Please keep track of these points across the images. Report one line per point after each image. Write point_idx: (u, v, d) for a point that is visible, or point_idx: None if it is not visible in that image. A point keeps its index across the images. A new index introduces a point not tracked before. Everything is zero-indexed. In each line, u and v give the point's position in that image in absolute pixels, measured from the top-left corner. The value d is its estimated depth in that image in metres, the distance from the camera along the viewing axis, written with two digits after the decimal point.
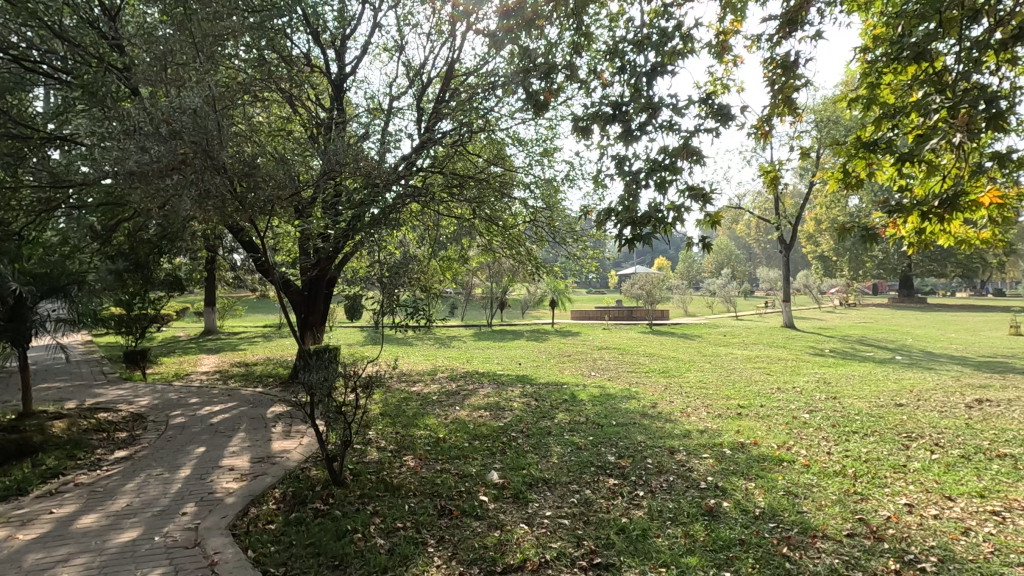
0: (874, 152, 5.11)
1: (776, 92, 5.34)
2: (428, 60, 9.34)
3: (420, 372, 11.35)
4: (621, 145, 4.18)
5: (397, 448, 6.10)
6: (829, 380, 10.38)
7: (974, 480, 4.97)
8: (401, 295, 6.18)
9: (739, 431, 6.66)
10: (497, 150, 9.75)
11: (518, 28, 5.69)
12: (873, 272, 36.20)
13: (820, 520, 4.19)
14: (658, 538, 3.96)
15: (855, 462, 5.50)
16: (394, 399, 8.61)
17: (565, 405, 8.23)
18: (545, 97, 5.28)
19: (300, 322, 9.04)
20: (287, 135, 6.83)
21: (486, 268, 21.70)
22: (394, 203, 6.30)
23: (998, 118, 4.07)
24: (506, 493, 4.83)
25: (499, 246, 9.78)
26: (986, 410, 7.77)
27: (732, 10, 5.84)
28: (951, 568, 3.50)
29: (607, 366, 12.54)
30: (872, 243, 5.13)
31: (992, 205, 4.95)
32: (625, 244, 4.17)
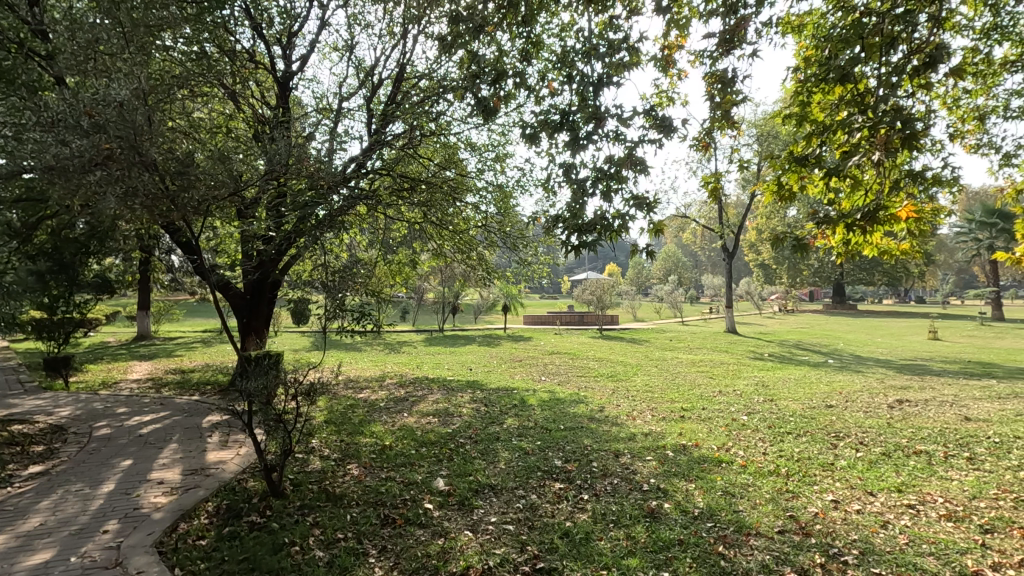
0: (805, 166, 5.39)
1: (716, 108, 5.57)
2: (379, 61, 9.20)
3: (368, 378, 11.12)
4: (568, 153, 4.24)
5: (341, 456, 5.95)
6: (766, 382, 10.87)
7: (893, 476, 5.30)
8: (349, 299, 6.04)
9: (682, 433, 6.86)
10: (449, 153, 9.73)
11: (467, 34, 5.67)
12: (809, 281, 38.28)
13: (754, 518, 4.35)
14: (600, 541, 4.01)
15: (788, 462, 5.76)
16: (339, 406, 8.40)
17: (515, 410, 8.25)
18: (494, 104, 5.26)
19: (242, 327, 8.66)
20: (230, 133, 6.56)
21: (439, 272, 21.59)
22: (341, 205, 6.16)
23: (912, 138, 4.37)
24: (452, 500, 4.78)
25: (449, 250, 9.73)
26: (905, 409, 8.32)
27: (677, 26, 6.05)
28: (871, 560, 3.71)
29: (558, 370, 12.68)
30: (803, 252, 5.39)
31: (910, 219, 5.31)
32: (571, 250, 4.23)
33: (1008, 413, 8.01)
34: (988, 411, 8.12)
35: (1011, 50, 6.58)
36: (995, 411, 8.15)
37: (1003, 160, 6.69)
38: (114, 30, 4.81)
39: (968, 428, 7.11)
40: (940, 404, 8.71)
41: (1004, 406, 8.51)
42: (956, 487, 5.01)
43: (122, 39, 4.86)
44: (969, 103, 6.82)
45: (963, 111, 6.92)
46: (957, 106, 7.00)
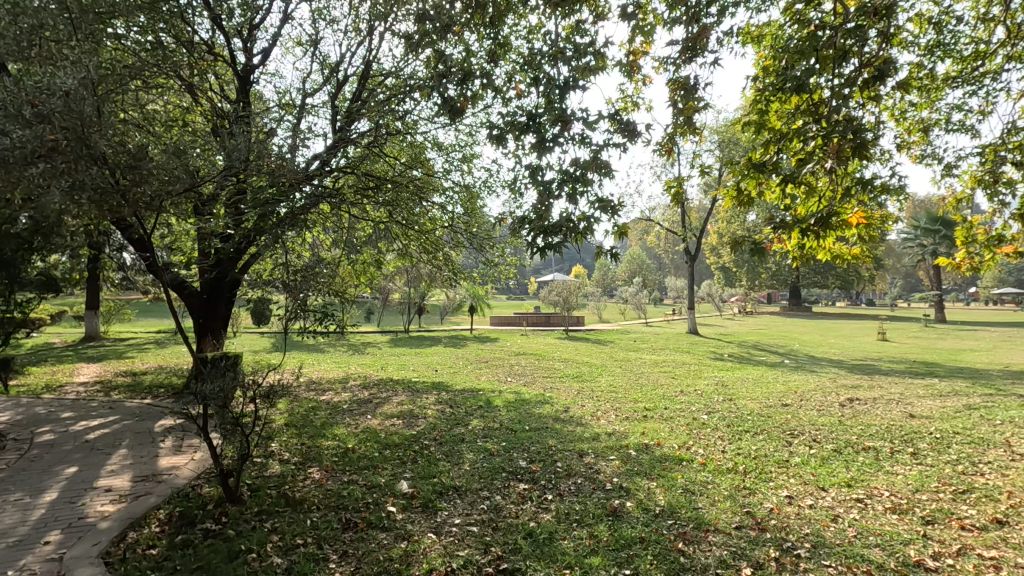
0: (762, 172, 5.56)
1: (679, 114, 5.70)
2: (344, 57, 9.03)
3: (330, 380, 10.89)
4: (534, 154, 4.25)
5: (302, 460, 5.81)
6: (726, 382, 11.16)
7: (843, 472, 5.51)
8: (312, 299, 5.90)
9: (644, 432, 6.98)
10: (416, 153, 9.65)
11: (433, 33, 5.63)
12: (767, 283, 39.54)
13: (713, 515, 4.46)
14: (564, 541, 4.04)
15: (745, 459, 5.92)
16: (301, 409, 8.20)
17: (480, 411, 8.24)
18: (461, 104, 5.23)
19: (198, 327, 8.36)
20: (186, 127, 6.34)
21: (405, 272, 21.37)
22: (303, 203, 6.02)
23: (862, 148, 4.57)
24: (415, 503, 4.73)
25: (415, 250, 9.63)
26: (855, 407, 8.67)
27: (642, 32, 6.15)
28: (822, 553, 3.85)
29: (523, 371, 12.71)
30: (761, 256, 5.55)
31: (861, 225, 5.54)
32: (537, 251, 4.24)
33: (949, 410, 8.44)
34: (931, 409, 8.55)
35: (952, 66, 6.95)
36: (937, 408, 8.58)
37: (945, 170, 7.05)
38: (61, 16, 4.58)
39: (913, 425, 7.46)
40: (887, 402, 9.12)
41: (945, 404, 8.97)
42: (901, 481, 5.26)
43: (69, 25, 4.63)
44: (914, 115, 7.17)
45: (909, 123, 7.26)
46: (904, 119, 7.34)
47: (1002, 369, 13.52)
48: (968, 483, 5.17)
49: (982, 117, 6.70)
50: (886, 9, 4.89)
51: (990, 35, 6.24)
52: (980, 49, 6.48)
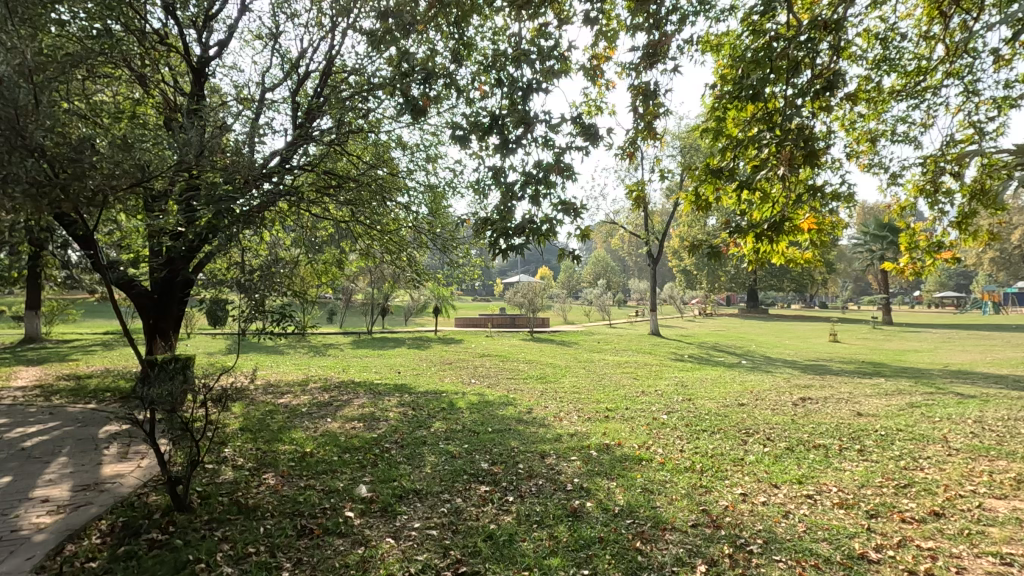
0: (719, 178, 5.70)
1: (640, 119, 5.78)
2: (305, 52, 8.83)
3: (289, 383, 10.61)
4: (497, 155, 4.23)
5: (256, 465, 5.63)
6: (685, 383, 11.40)
7: (795, 469, 5.69)
8: (270, 299, 5.73)
9: (606, 433, 7.06)
10: (379, 152, 9.51)
11: (396, 30, 5.56)
12: (727, 286, 40.67)
13: (670, 513, 4.54)
14: (523, 542, 4.04)
15: (702, 458, 6.05)
16: (257, 412, 7.95)
17: (443, 413, 8.16)
18: (424, 103, 5.13)
19: (148, 328, 8.02)
20: (135, 119, 6.06)
21: (368, 272, 21.05)
22: (261, 201, 5.84)
23: (812, 156, 4.75)
24: (374, 507, 4.64)
25: (378, 251, 9.49)
26: (807, 406, 8.99)
27: (605, 37, 6.22)
28: (773, 548, 3.95)
29: (487, 373, 12.67)
30: (718, 259, 5.68)
31: (812, 230, 5.75)
32: (499, 253, 4.22)
33: (893, 408, 8.84)
34: (877, 407, 8.93)
35: (897, 81, 7.29)
36: (882, 406, 8.97)
37: (890, 179, 7.38)
38: None
39: (860, 422, 7.78)
40: (837, 401, 9.49)
41: (889, 402, 9.39)
42: (848, 477, 5.46)
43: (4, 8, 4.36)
44: (862, 126, 7.48)
45: (857, 133, 7.58)
46: (853, 129, 7.65)
47: (942, 369, 14.25)
48: (909, 477, 5.42)
49: (923, 129, 7.05)
50: (835, 24, 5.09)
51: (931, 52, 6.57)
52: (922, 65, 6.82)
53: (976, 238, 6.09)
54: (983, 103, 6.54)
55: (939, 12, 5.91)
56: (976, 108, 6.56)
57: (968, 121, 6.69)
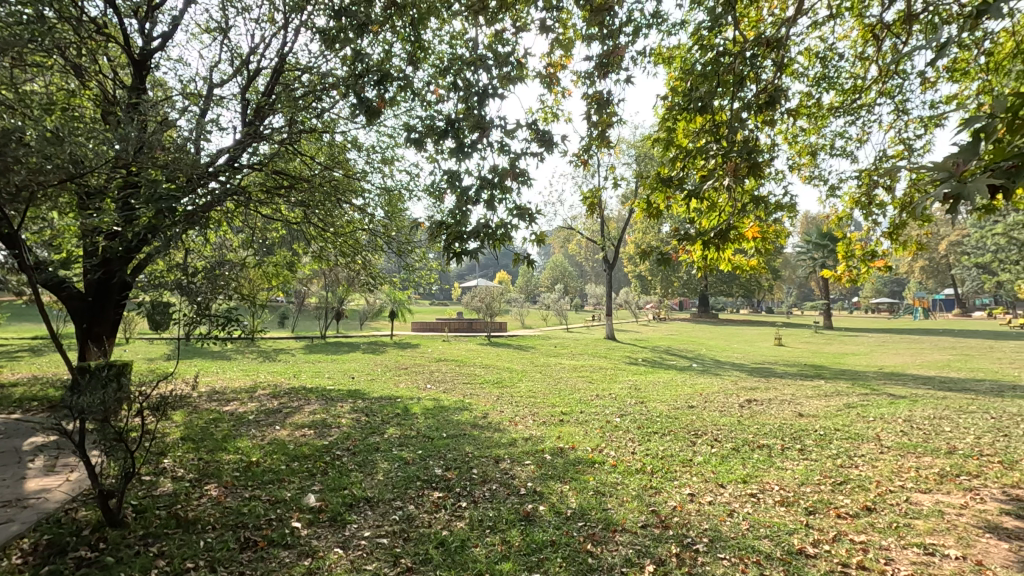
0: (669, 187, 5.84)
1: (594, 127, 5.88)
2: (256, 48, 8.55)
3: (236, 389, 10.21)
4: (452, 159, 4.12)
5: (198, 476, 5.38)
6: (639, 386, 11.66)
7: (740, 469, 5.89)
8: (216, 302, 5.51)
9: (560, 436, 7.12)
10: (333, 152, 9.32)
11: (350, 30, 5.45)
12: (679, 292, 41.84)
13: (621, 515, 4.61)
14: (476, 548, 4.01)
15: (653, 460, 6.18)
16: (200, 421, 7.62)
17: (397, 419, 8.03)
18: (378, 105, 4.95)
19: (79, 333, 7.55)
20: (69, 111, 5.72)
21: (322, 275, 20.57)
22: (206, 200, 5.61)
23: (755, 168, 4.95)
24: (323, 517, 4.51)
25: (332, 253, 9.29)
26: (753, 408, 9.33)
27: (561, 46, 6.30)
28: (718, 546, 4.08)
29: (443, 378, 12.57)
30: (668, 266, 5.81)
31: (757, 239, 5.97)
32: (453, 258, 4.17)
33: (832, 408, 9.29)
34: (817, 408, 9.37)
35: (835, 98, 7.68)
36: (822, 407, 9.42)
37: (829, 191, 7.76)
38: None
39: (801, 422, 8.13)
40: (780, 403, 9.91)
41: (828, 403, 9.86)
42: (789, 475, 5.70)
43: None
44: (804, 139, 7.85)
45: (799, 147, 7.94)
46: (795, 142, 8.02)
47: (876, 371, 15.10)
48: (845, 475, 5.69)
49: (859, 144, 7.46)
50: (777, 42, 5.33)
51: (865, 71, 6.96)
52: (858, 84, 7.22)
53: (905, 248, 6.47)
54: (912, 122, 6.98)
55: (873, 35, 6.27)
56: (905, 126, 6.99)
57: (899, 138, 7.12)
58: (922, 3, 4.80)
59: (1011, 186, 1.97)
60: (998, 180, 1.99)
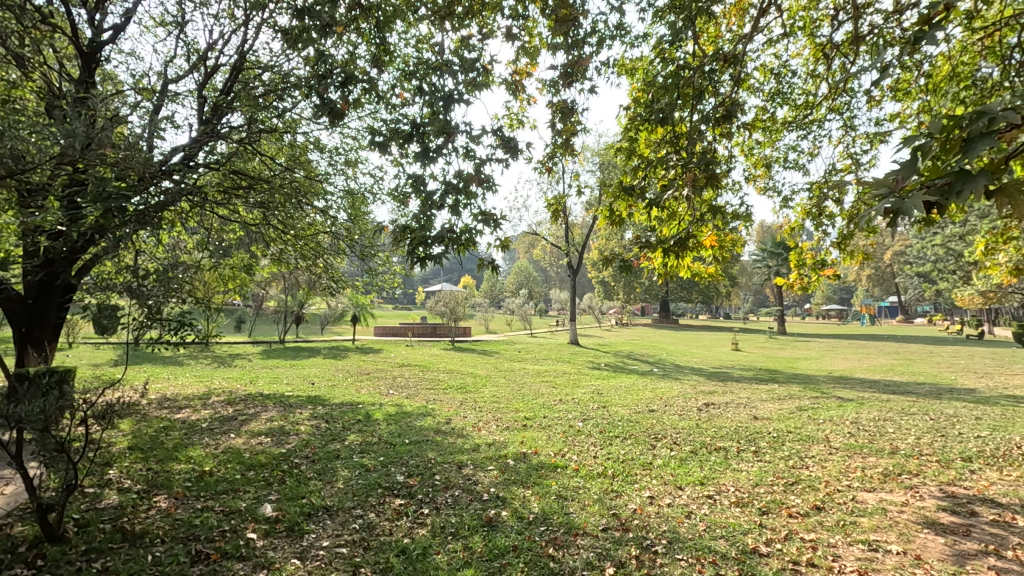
0: (631, 196, 5.95)
1: (559, 134, 5.96)
2: (214, 44, 8.31)
3: (188, 396, 9.84)
4: (417, 163, 4.09)
5: (146, 487, 5.16)
6: (601, 391, 11.79)
7: (698, 471, 6.04)
8: (168, 306, 5.31)
9: (523, 441, 7.14)
10: (294, 153, 9.12)
11: (313, 30, 5.36)
12: (641, 298, 42.66)
13: (582, 519, 4.66)
14: (437, 555, 3.99)
15: (614, 463, 6.27)
16: (149, 429, 7.31)
17: (358, 425, 7.90)
18: (342, 107, 4.87)
19: (17, 337, 7.10)
20: (8, 103, 5.41)
21: (281, 278, 20.10)
22: (159, 199, 5.40)
23: (713, 179, 5.10)
24: (279, 527, 4.40)
25: (292, 256, 9.08)
26: (710, 411, 9.59)
27: (527, 54, 6.37)
28: (676, 548, 4.17)
29: (407, 383, 12.43)
30: (629, 273, 5.91)
31: (715, 247, 6.14)
32: (417, 262, 4.13)
33: (784, 411, 9.63)
34: (771, 411, 9.70)
35: (788, 112, 8.00)
36: (776, 410, 9.75)
37: (782, 202, 8.07)
38: None
39: (756, 426, 8.40)
40: (737, 406, 10.21)
41: (781, 406, 10.23)
42: (744, 476, 5.88)
43: None
44: (759, 152, 8.15)
45: (755, 159, 8.24)
46: (751, 154, 8.32)
47: (827, 374, 15.76)
48: (796, 476, 5.91)
49: (810, 158, 7.78)
50: (734, 58, 5.53)
51: (817, 88, 7.28)
52: (810, 100, 7.55)
53: (852, 258, 6.78)
54: (859, 138, 7.34)
55: (824, 54, 6.57)
56: (853, 141, 7.35)
57: (847, 153, 7.47)
58: (869, 26, 5.07)
59: (944, 203, 2.08)
60: (932, 197, 2.11)
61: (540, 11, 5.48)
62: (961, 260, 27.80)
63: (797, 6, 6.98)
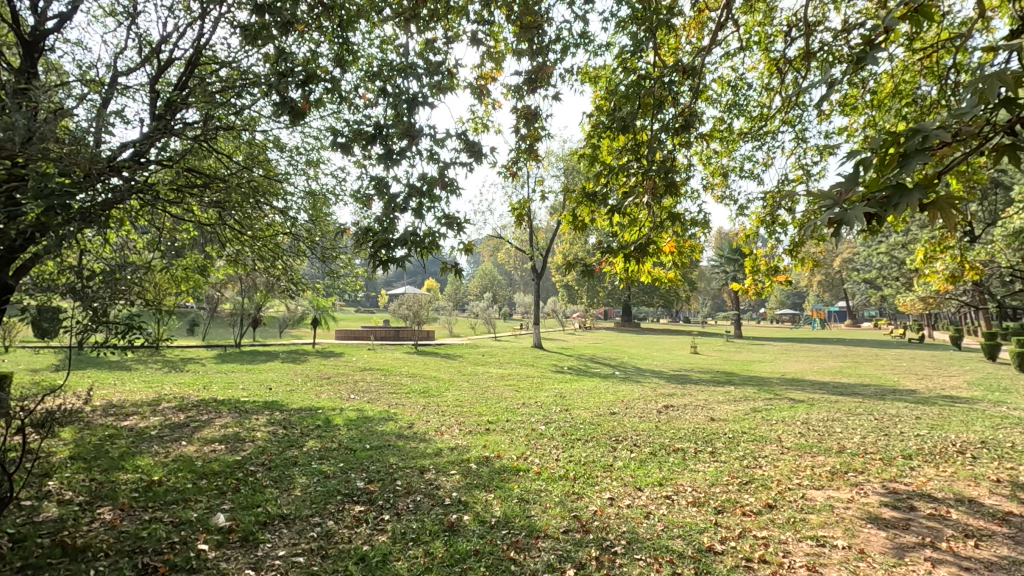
0: (594, 202, 6.05)
1: (523, 139, 6.02)
2: (168, 37, 8.01)
3: (136, 403, 9.43)
4: (380, 166, 4.05)
5: (89, 499, 4.91)
6: (564, 394, 11.90)
7: (657, 472, 6.17)
8: (115, 308, 5.08)
9: (485, 445, 7.14)
10: (252, 151, 8.87)
11: (274, 27, 5.23)
12: (603, 302, 43.28)
13: (544, 521, 4.70)
14: (398, 561, 3.95)
15: (575, 466, 6.35)
16: (93, 438, 6.96)
17: (317, 431, 7.74)
18: (303, 106, 4.76)
19: None
20: None
21: (237, 280, 19.50)
22: (108, 195, 5.16)
23: (672, 187, 5.25)
24: (233, 537, 4.26)
25: (250, 258, 8.84)
26: (669, 413, 9.81)
27: (492, 59, 6.41)
28: (635, 547, 4.26)
29: (368, 387, 12.22)
30: (591, 277, 6.00)
31: (675, 253, 6.31)
32: (379, 266, 4.08)
33: (740, 413, 9.94)
34: (727, 412, 9.98)
35: (744, 123, 8.29)
36: (732, 412, 10.03)
37: (738, 210, 8.35)
38: None
39: (712, 427, 8.65)
40: (694, 408, 10.48)
41: (737, 408, 10.56)
42: (701, 476, 6.05)
43: None
44: (716, 161, 8.41)
45: (712, 167, 8.49)
46: (709, 163, 8.58)
47: (780, 377, 16.36)
48: (749, 475, 6.11)
49: (764, 168, 8.08)
50: (693, 70, 5.70)
51: (770, 101, 7.58)
52: (764, 112, 7.85)
53: (803, 264, 7.08)
54: (809, 149, 7.68)
55: (778, 69, 6.84)
56: (804, 153, 7.68)
57: (798, 164, 7.80)
58: (818, 43, 5.31)
59: (882, 214, 2.22)
60: (873, 209, 2.23)
61: (505, 16, 5.53)
62: (904, 267, 29.29)
63: (753, 21, 7.26)
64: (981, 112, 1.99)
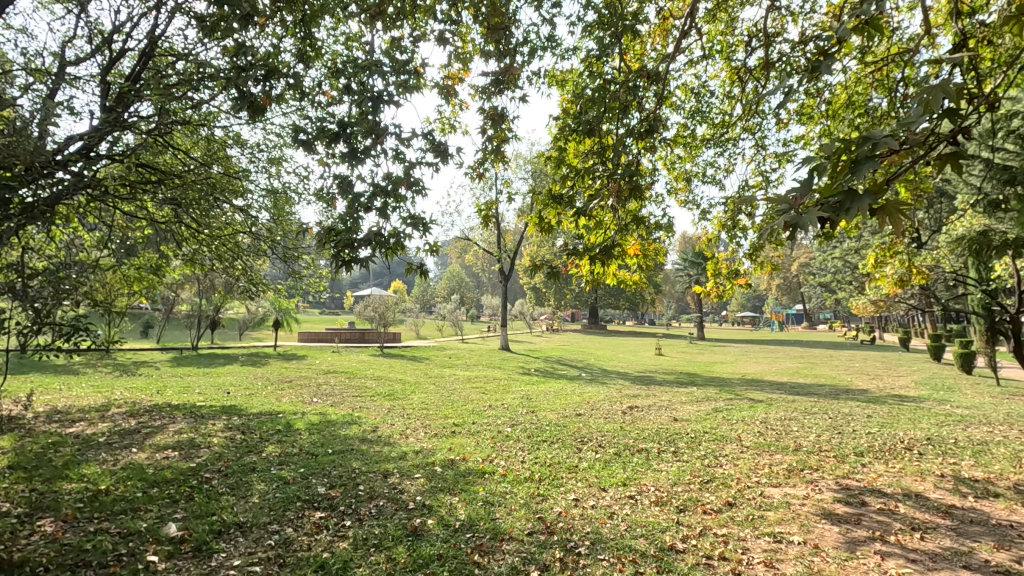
0: (560, 204, 6.06)
1: (490, 141, 5.99)
2: (120, 26, 7.66)
3: (84, 408, 8.97)
4: (344, 164, 3.96)
5: (28, 511, 4.63)
6: (530, 396, 11.91)
7: (621, 473, 6.23)
8: (61, 308, 4.82)
9: (450, 448, 7.07)
10: (210, 148, 8.57)
11: (233, 20, 5.05)
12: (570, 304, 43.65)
13: (508, 524, 4.67)
14: (359, 568, 3.85)
15: (541, 467, 6.35)
16: (35, 446, 6.57)
17: (277, 435, 7.52)
18: (263, 102, 4.59)
19: None
20: None
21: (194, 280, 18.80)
22: (52, 188, 4.87)
23: (637, 190, 5.29)
24: (185, 547, 4.08)
25: (208, 258, 8.54)
26: (634, 414, 9.92)
27: (459, 59, 6.36)
28: (599, 548, 4.28)
29: (331, 391, 11.94)
30: (558, 279, 6.00)
31: (639, 256, 6.38)
32: (341, 267, 3.98)
33: (702, 413, 10.12)
34: (690, 413, 10.15)
35: (706, 130, 8.47)
36: (694, 412, 10.22)
37: (701, 214, 8.53)
38: None
39: (676, 427, 8.79)
40: (658, 409, 10.64)
41: (699, 408, 10.76)
42: (664, 476, 6.12)
43: None
44: (680, 166, 8.57)
45: (676, 172, 8.64)
46: (673, 168, 8.73)
47: (740, 377, 16.78)
48: (711, 474, 6.22)
49: (726, 174, 8.28)
50: (657, 76, 5.78)
51: (732, 109, 7.77)
52: (726, 119, 8.04)
53: (762, 268, 7.26)
54: (769, 156, 7.89)
55: (739, 77, 7.01)
56: (764, 160, 7.89)
57: (758, 170, 8.00)
58: (777, 54, 5.45)
59: (835, 219, 2.28)
60: (826, 214, 2.28)
61: (472, 17, 5.50)
62: (856, 272, 30.48)
63: (715, 30, 7.43)
64: (926, 122, 2.06)
